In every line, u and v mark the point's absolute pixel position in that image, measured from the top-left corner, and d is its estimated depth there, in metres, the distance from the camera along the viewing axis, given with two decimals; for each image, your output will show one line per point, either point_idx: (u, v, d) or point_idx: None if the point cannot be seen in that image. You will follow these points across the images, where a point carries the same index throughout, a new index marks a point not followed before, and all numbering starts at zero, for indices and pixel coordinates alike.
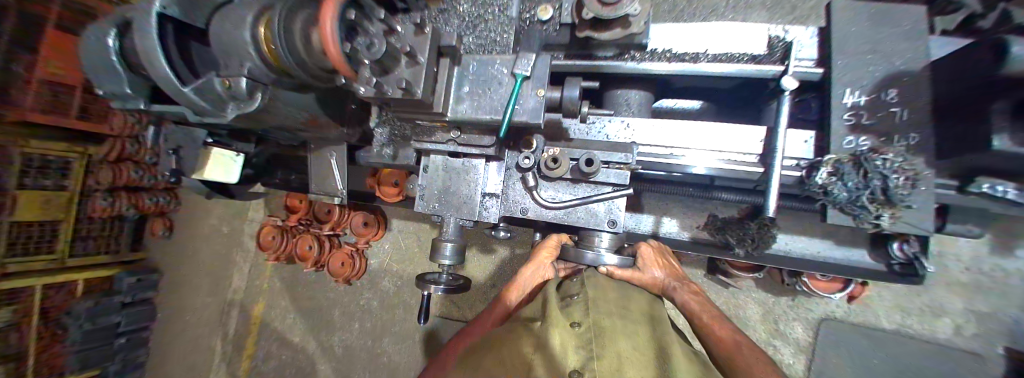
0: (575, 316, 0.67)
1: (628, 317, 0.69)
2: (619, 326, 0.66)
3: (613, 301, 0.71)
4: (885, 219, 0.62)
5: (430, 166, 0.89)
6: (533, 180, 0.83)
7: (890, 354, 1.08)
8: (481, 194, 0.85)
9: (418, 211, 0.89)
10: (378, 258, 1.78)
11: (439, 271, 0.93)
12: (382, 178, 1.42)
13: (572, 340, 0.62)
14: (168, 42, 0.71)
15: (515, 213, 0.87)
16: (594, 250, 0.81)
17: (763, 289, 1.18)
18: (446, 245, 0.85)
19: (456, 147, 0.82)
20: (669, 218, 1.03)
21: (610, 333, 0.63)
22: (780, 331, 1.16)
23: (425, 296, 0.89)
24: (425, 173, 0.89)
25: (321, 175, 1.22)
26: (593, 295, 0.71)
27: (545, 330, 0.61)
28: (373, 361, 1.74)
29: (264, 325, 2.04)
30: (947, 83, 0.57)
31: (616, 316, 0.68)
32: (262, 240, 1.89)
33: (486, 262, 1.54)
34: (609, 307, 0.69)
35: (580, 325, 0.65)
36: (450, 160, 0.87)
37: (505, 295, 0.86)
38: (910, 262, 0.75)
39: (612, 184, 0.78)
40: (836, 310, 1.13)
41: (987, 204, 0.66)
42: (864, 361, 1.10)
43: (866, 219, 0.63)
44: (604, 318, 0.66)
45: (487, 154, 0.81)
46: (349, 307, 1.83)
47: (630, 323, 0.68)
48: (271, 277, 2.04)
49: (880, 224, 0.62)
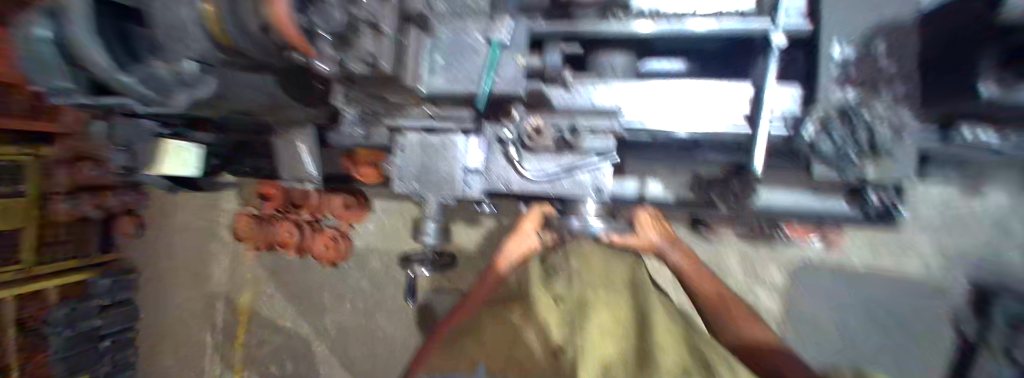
0: None
1: (610, 287, 0.66)
2: (603, 298, 0.62)
3: (597, 275, 0.69)
4: (870, 170, 0.66)
5: (406, 145, 0.83)
6: (517, 153, 0.80)
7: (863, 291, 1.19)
8: (462, 170, 0.81)
9: (397, 192, 0.86)
10: (364, 239, 1.75)
11: (421, 250, 0.96)
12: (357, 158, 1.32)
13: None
14: (104, 28, 0.59)
15: (498, 187, 0.85)
16: (583, 218, 0.79)
17: (744, 240, 1.24)
18: (428, 224, 0.86)
19: (433, 122, 0.79)
20: (654, 179, 0.99)
21: (594, 304, 0.60)
22: (758, 277, 1.25)
23: (411, 278, 0.90)
24: (401, 152, 0.84)
25: (292, 163, 1.11)
26: (575, 269, 0.70)
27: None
28: (369, 338, 1.77)
29: (254, 314, 2.00)
30: (944, 38, 0.56)
31: (600, 290, 0.64)
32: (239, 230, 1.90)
33: (473, 234, 1.55)
34: (591, 280, 0.67)
35: None
36: (426, 137, 0.81)
37: (486, 279, 0.88)
38: (887, 211, 0.81)
39: (597, 152, 0.77)
40: (813, 255, 1.22)
41: (962, 149, 0.69)
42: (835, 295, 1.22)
43: (851, 170, 0.68)
44: (590, 292, 0.63)
45: (466, 128, 0.78)
46: (338, 288, 1.81)
47: (614, 291, 0.65)
48: (252, 268, 1.98)
49: (864, 174, 0.67)
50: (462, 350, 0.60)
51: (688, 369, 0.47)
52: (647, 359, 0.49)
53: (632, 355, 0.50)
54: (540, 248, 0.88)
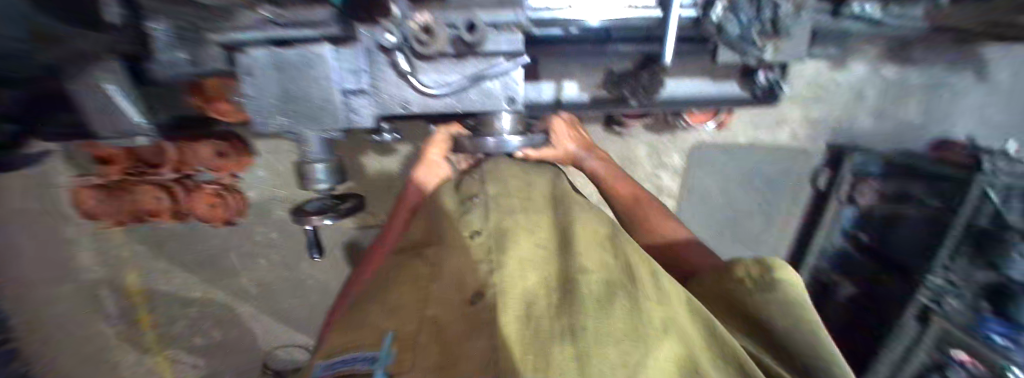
0: (475, 226, 0.55)
1: (531, 210, 0.58)
2: (522, 220, 0.54)
3: (517, 195, 0.62)
4: (769, 51, 0.67)
5: (254, 68, 0.61)
6: (408, 63, 0.63)
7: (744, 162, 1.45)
8: (342, 92, 0.65)
9: (263, 131, 0.68)
10: (257, 189, 1.47)
11: (314, 197, 0.81)
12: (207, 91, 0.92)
13: (468, 250, 0.49)
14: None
15: (393, 110, 0.70)
16: (497, 135, 0.72)
17: (649, 131, 1.34)
18: (315, 167, 0.72)
19: (279, 31, 0.57)
20: (570, 80, 0.92)
21: (514, 232, 0.50)
22: (662, 163, 1.42)
23: (308, 233, 0.79)
24: (250, 78, 0.62)
25: (105, 111, 0.70)
26: (492, 194, 0.62)
27: (439, 256, 0.52)
28: (299, 286, 1.69)
29: (143, 299, 1.63)
30: None
31: (518, 211, 0.56)
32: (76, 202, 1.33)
33: (382, 164, 1.37)
34: (511, 202, 0.59)
35: (480, 234, 0.52)
36: (279, 53, 0.60)
37: (398, 212, 0.86)
38: (769, 88, 0.91)
39: (505, 54, 0.63)
40: (705, 136, 1.38)
41: (837, 25, 0.76)
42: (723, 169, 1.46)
43: (751, 54, 0.67)
44: (507, 218, 0.54)
45: (332, 36, 0.59)
46: (242, 247, 1.58)
47: (533, 210, 0.58)
48: (103, 256, 1.52)
49: (764, 56, 0.68)
50: (360, 295, 0.53)
51: (612, 263, 0.44)
52: (568, 261, 0.45)
53: (553, 264, 0.45)
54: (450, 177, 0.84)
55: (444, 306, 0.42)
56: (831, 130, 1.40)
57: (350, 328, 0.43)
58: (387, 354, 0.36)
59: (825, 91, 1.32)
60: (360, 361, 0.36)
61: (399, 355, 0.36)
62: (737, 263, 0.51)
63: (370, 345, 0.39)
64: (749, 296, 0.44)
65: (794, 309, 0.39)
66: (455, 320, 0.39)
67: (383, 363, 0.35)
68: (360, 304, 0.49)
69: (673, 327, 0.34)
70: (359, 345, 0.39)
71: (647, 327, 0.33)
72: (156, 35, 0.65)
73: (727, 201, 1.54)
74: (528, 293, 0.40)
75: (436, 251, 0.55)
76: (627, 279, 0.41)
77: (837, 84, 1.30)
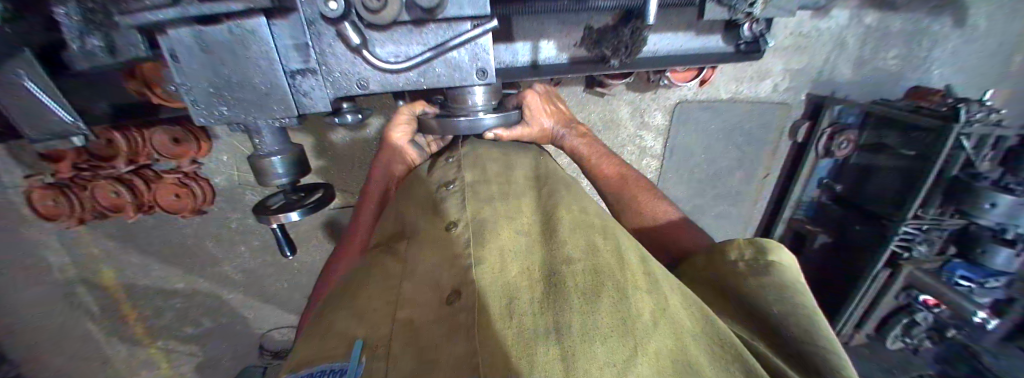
0: (452, 216, 0.52)
1: (511, 196, 0.55)
2: (501, 209, 0.51)
3: (495, 180, 0.59)
4: (758, 6, 0.71)
5: (177, 48, 0.52)
6: (358, 35, 0.55)
7: (727, 119, 1.42)
8: (290, 75, 0.57)
9: (203, 124, 0.59)
10: (221, 175, 1.35)
11: (277, 194, 0.76)
12: (145, 76, 0.85)
13: (445, 246, 0.47)
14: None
15: (350, 90, 0.61)
16: (469, 114, 0.68)
17: (633, 91, 1.29)
18: (271, 161, 0.65)
19: (194, 5, 0.47)
20: (547, 40, 0.86)
21: (494, 222, 0.48)
22: (646, 123, 1.39)
23: (275, 230, 0.76)
24: (176, 62, 0.53)
25: (24, 111, 0.67)
26: (469, 180, 0.58)
27: (414, 253, 0.50)
28: (287, 270, 1.66)
29: (112, 304, 1.55)
30: None
31: (497, 199, 0.54)
32: (37, 208, 1.22)
33: (357, 142, 1.29)
34: (490, 191, 0.56)
35: (457, 226, 0.50)
36: (205, 32, 0.51)
37: (363, 205, 0.80)
38: (754, 41, 0.87)
39: (472, 19, 0.57)
40: (687, 94, 1.35)
41: None
42: (705, 127, 1.43)
43: (741, 9, 0.70)
44: (485, 208, 0.52)
45: (265, 7, 0.49)
46: (220, 237, 1.51)
47: (514, 198, 0.55)
48: (61, 258, 1.40)
49: (751, 13, 0.72)
50: (333, 296, 0.51)
51: (600, 248, 0.42)
52: (552, 248, 0.43)
53: (537, 254, 0.43)
54: (423, 160, 0.79)
55: (420, 307, 0.40)
56: (811, 81, 1.39)
57: (323, 335, 0.41)
58: (357, 364, 0.35)
59: (804, 39, 1.30)
60: (330, 373, 0.34)
61: (372, 364, 0.34)
62: (729, 244, 0.52)
63: (342, 355, 0.37)
64: (744, 280, 0.45)
65: (788, 291, 0.40)
66: (432, 322, 0.38)
67: (354, 374, 0.33)
68: (332, 310, 0.48)
69: (662, 319, 0.33)
70: (330, 356, 0.37)
71: (635, 320, 0.32)
72: (62, 20, 0.55)
73: (708, 158, 1.54)
74: (509, 288, 0.38)
75: (411, 247, 0.52)
76: (616, 265, 0.39)
77: (819, 30, 1.28)
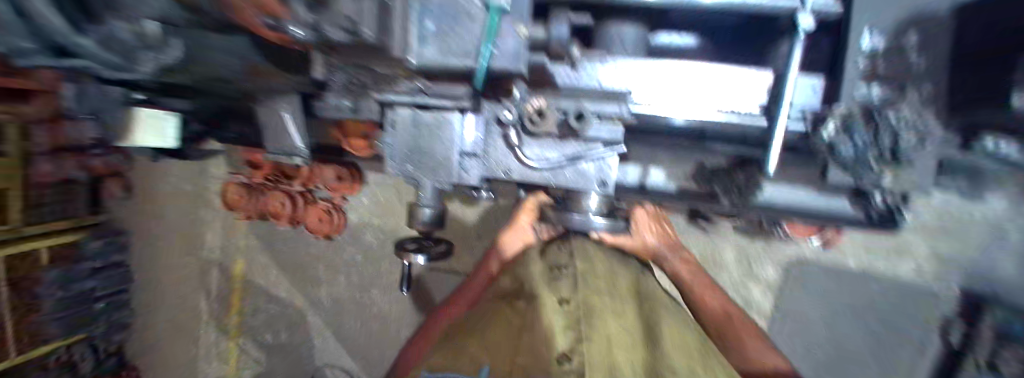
0: (563, 293, 0.67)
1: (616, 295, 0.70)
2: (609, 306, 0.66)
3: (602, 278, 0.71)
4: (889, 178, 0.62)
5: (397, 122, 0.79)
6: (517, 138, 0.78)
7: (852, 289, 1.27)
8: (458, 154, 0.79)
9: (391, 173, 0.83)
10: (356, 212, 1.72)
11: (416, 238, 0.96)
12: (347, 131, 1.26)
13: (560, 318, 0.62)
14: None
15: (496, 174, 0.83)
16: (583, 213, 0.80)
17: (738, 231, 1.29)
18: (424, 212, 0.87)
19: (426, 98, 0.74)
20: (658, 167, 0.95)
21: (601, 314, 0.63)
22: (748, 268, 1.33)
23: (407, 265, 0.94)
24: (391, 129, 0.80)
25: (275, 133, 1.05)
26: (583, 269, 0.70)
27: (532, 312, 0.63)
28: (363, 311, 1.81)
29: (249, 285, 2.02)
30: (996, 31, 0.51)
31: (605, 294, 0.68)
32: (227, 198, 1.75)
33: (470, 213, 1.53)
34: (598, 284, 0.69)
35: (568, 303, 0.65)
36: (418, 113, 0.77)
37: (483, 267, 1.00)
38: (890, 211, 0.78)
39: (604, 141, 0.74)
40: (805, 250, 1.28)
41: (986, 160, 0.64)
42: (819, 291, 1.31)
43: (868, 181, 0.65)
44: (592, 296, 0.66)
45: (462, 107, 0.73)
46: (333, 262, 1.81)
47: (620, 299, 0.70)
48: (248, 233, 1.97)
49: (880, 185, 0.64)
50: (468, 327, 0.70)
51: None
52: (646, 368, 0.59)
53: (632, 360, 0.59)
54: (538, 243, 0.93)
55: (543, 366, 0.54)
56: None
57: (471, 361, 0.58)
58: None
59: None
60: None
61: None
62: None
63: None
64: None
65: None
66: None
67: None
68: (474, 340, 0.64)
69: None
70: None
71: None
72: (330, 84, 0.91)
73: (830, 338, 1.32)
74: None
75: (530, 304, 0.65)
76: None
77: None
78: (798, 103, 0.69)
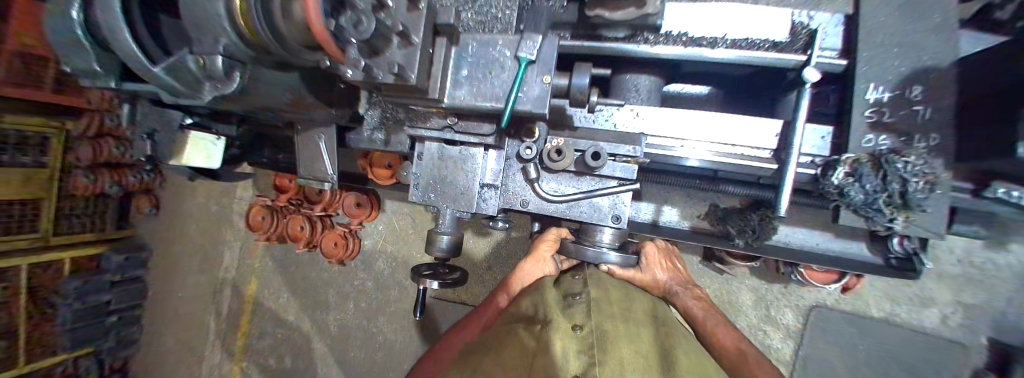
0: (576, 318, 0.70)
1: (630, 321, 0.74)
2: (622, 331, 0.70)
3: (616, 303, 0.76)
4: (898, 223, 0.65)
5: (425, 154, 0.87)
6: (535, 172, 0.82)
7: (880, 342, 1.17)
8: (480, 185, 0.84)
9: (414, 201, 0.88)
10: (372, 238, 1.77)
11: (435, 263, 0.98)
12: (374, 160, 1.36)
13: (575, 343, 0.66)
14: (155, 22, 0.61)
15: (515, 205, 0.87)
16: (596, 246, 0.82)
17: (757, 276, 1.25)
18: (442, 238, 0.89)
19: (452, 133, 0.79)
20: (670, 207, 1.01)
21: (614, 337, 0.68)
22: (771, 317, 1.25)
23: (421, 289, 0.95)
24: (419, 160, 0.87)
25: (309, 159, 1.14)
26: (594, 296, 0.74)
27: (547, 332, 0.65)
28: (368, 340, 1.78)
29: (259, 307, 2.04)
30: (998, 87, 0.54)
31: (618, 319, 0.73)
32: (251, 220, 1.85)
33: (481, 244, 1.56)
34: (612, 309, 0.74)
35: (581, 328, 0.69)
36: (445, 148, 0.84)
37: (495, 298, 0.96)
38: (908, 257, 0.76)
39: (618, 179, 0.79)
40: (827, 298, 1.21)
41: (999, 209, 0.65)
42: (851, 348, 1.20)
43: (879, 222, 0.66)
44: (606, 322, 0.70)
45: (487, 143, 0.78)
46: (344, 287, 1.83)
47: (633, 326, 0.73)
48: (265, 255, 2.02)
49: (892, 227, 0.67)
50: (479, 346, 0.69)
51: None
52: None
53: None
54: (553, 274, 0.92)
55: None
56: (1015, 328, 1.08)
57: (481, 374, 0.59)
58: None
59: (980, 273, 1.09)
60: None
61: None
62: None
63: None
64: None
65: None
66: None
67: None
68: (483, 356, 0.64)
69: None
70: None
71: None
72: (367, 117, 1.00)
73: None
74: None
75: (546, 329, 0.66)
76: None
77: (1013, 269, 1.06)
78: (806, 149, 0.72)
